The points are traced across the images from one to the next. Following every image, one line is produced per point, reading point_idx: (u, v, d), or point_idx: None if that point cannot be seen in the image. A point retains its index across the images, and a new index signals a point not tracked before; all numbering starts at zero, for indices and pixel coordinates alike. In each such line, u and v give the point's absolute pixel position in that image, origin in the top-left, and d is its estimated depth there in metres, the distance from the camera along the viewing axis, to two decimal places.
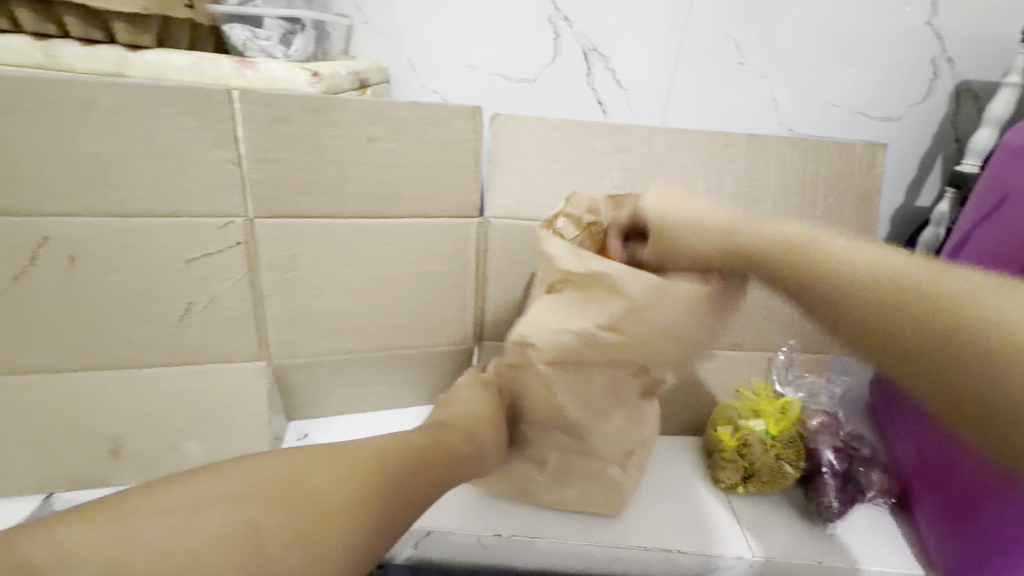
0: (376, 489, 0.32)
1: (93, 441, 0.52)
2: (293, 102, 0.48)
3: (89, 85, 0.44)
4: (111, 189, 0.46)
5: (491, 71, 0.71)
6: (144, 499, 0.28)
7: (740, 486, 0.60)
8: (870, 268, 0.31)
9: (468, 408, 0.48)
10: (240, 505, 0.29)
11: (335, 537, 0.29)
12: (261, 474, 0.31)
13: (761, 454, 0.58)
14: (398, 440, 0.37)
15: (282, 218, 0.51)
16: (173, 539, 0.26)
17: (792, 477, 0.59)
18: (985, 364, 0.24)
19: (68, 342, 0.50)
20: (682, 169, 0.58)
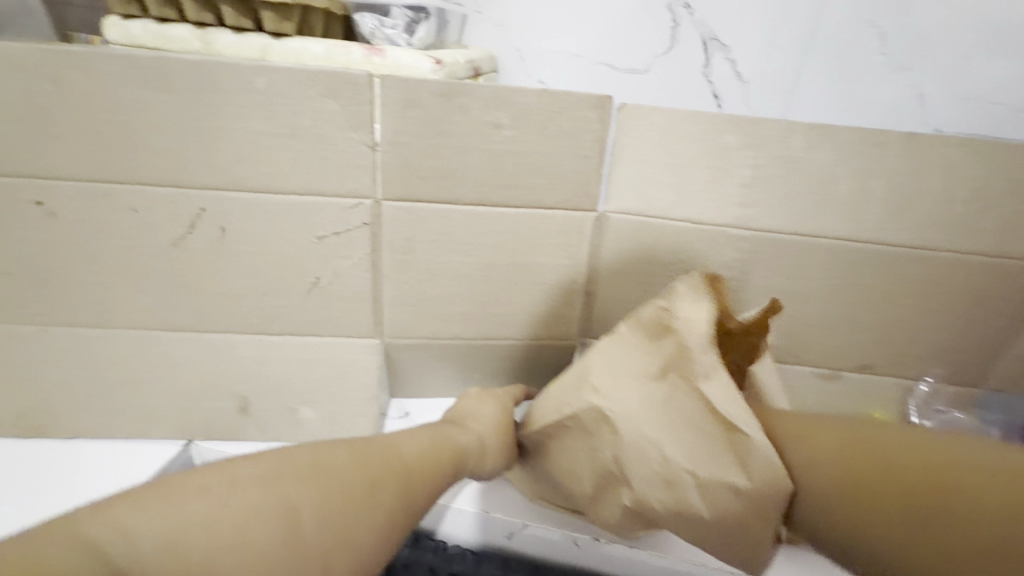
0: (391, 475, 0.36)
1: (226, 397, 0.57)
2: (426, 88, 0.48)
3: (247, 68, 0.47)
4: (259, 166, 0.50)
5: (599, 61, 0.69)
6: (179, 482, 0.29)
7: None
8: (886, 449, 0.40)
9: (475, 413, 0.51)
10: (275, 488, 0.31)
11: (360, 515, 0.33)
12: (288, 460, 0.33)
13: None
14: (405, 437, 0.41)
15: (406, 201, 0.52)
16: (224, 514, 0.28)
17: None
18: (993, 498, 0.35)
19: (211, 305, 0.54)
20: (824, 170, 0.52)
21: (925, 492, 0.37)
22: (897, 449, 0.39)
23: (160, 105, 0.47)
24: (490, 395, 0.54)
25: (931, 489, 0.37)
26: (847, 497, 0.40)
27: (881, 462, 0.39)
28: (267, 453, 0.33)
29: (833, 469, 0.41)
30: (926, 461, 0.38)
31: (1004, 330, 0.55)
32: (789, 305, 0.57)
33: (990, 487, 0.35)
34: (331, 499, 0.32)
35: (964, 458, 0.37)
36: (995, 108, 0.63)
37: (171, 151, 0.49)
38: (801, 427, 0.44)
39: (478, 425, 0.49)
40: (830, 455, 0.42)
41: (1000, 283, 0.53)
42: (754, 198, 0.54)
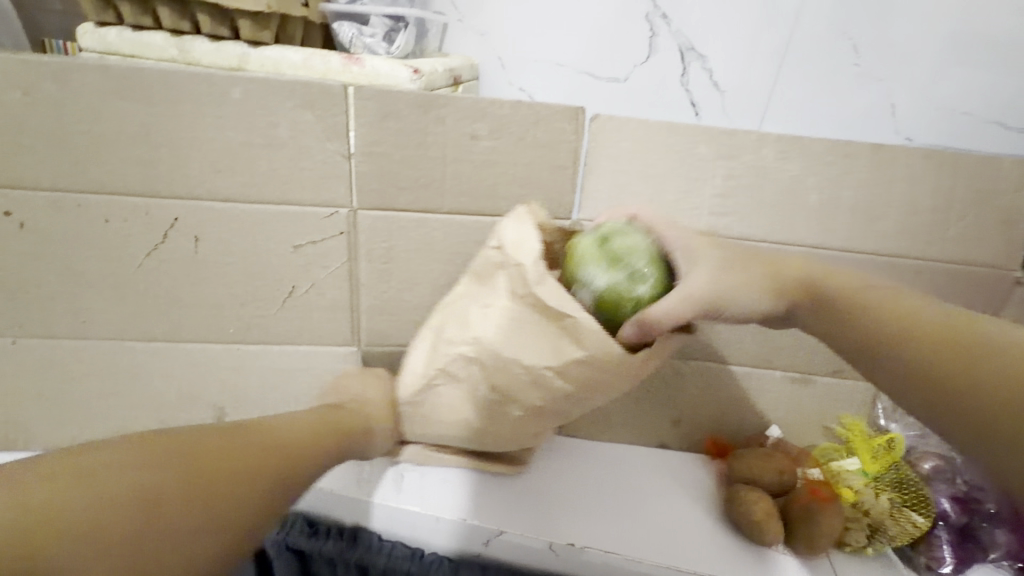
0: (262, 453, 0.39)
1: (202, 408, 0.56)
2: (403, 100, 0.49)
3: (223, 79, 0.47)
4: (235, 176, 0.50)
5: (581, 69, 0.70)
6: (70, 464, 0.32)
7: (866, 548, 0.54)
8: (998, 351, 0.36)
9: (355, 392, 0.52)
10: (117, 459, 0.34)
11: (225, 484, 0.36)
12: (137, 439, 0.36)
13: (871, 497, 0.54)
14: (291, 420, 0.44)
15: (383, 211, 0.52)
16: (80, 491, 0.31)
17: (925, 528, 0.53)
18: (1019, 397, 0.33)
19: (187, 315, 0.54)
20: (794, 179, 0.54)
21: (987, 396, 0.35)
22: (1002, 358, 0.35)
23: (134, 116, 0.47)
24: (370, 374, 0.54)
25: (994, 384, 0.35)
26: (901, 376, 0.39)
27: (979, 375, 0.35)
28: (158, 436, 0.36)
29: (907, 352, 0.39)
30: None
31: None
32: None
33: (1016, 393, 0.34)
34: (185, 471, 0.35)
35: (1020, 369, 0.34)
36: (960, 118, 0.66)
37: (145, 160, 0.48)
38: (879, 308, 0.42)
39: (356, 406, 0.50)
40: (909, 345, 0.39)
41: (964, 289, 0.55)
42: (727, 207, 0.55)
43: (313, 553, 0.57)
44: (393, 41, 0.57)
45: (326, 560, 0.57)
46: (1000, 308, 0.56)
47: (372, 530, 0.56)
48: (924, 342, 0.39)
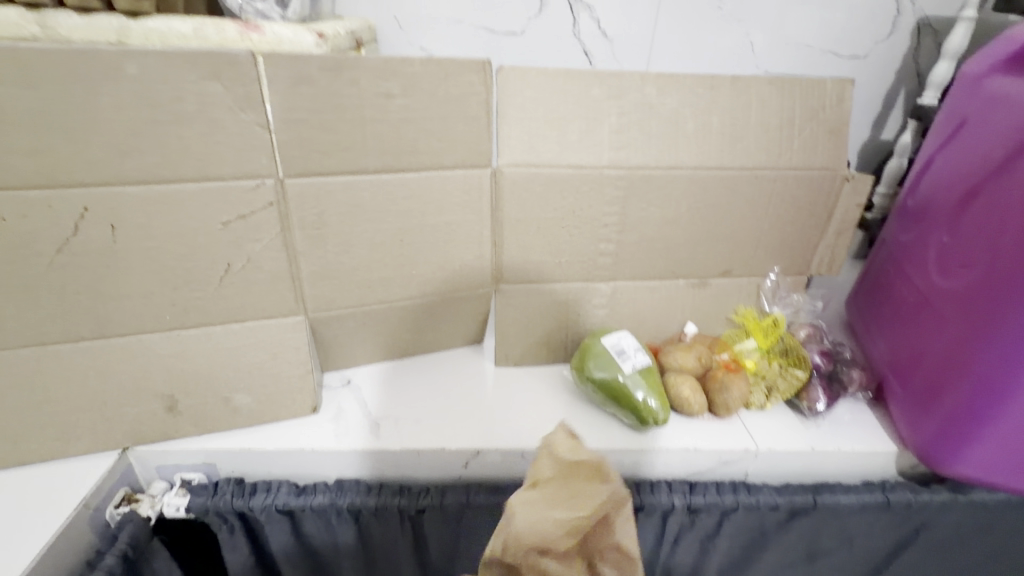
0: None
1: (150, 399, 0.55)
2: (314, 63, 0.50)
3: (115, 54, 0.44)
4: (146, 157, 0.48)
5: (480, 26, 0.73)
6: None
7: (766, 404, 0.67)
8: None
9: None
10: None
11: None
12: None
13: (767, 366, 0.67)
14: None
15: (309, 176, 0.53)
16: None
17: (805, 379, 0.66)
18: None
19: (115, 309, 0.52)
20: (673, 111, 0.63)
21: None
22: None
23: (12, 100, 0.43)
24: None
25: None
26: None
27: None
28: None
29: None
30: None
31: (816, 227, 0.71)
32: (662, 230, 0.67)
33: None
34: None
35: None
36: (802, 50, 0.78)
37: (36, 149, 0.45)
38: None
39: None
40: None
41: (811, 190, 0.68)
42: (622, 141, 0.63)
43: (302, 508, 0.58)
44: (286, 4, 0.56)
45: (315, 513, 0.59)
46: (838, 202, 0.69)
47: (356, 478, 0.60)
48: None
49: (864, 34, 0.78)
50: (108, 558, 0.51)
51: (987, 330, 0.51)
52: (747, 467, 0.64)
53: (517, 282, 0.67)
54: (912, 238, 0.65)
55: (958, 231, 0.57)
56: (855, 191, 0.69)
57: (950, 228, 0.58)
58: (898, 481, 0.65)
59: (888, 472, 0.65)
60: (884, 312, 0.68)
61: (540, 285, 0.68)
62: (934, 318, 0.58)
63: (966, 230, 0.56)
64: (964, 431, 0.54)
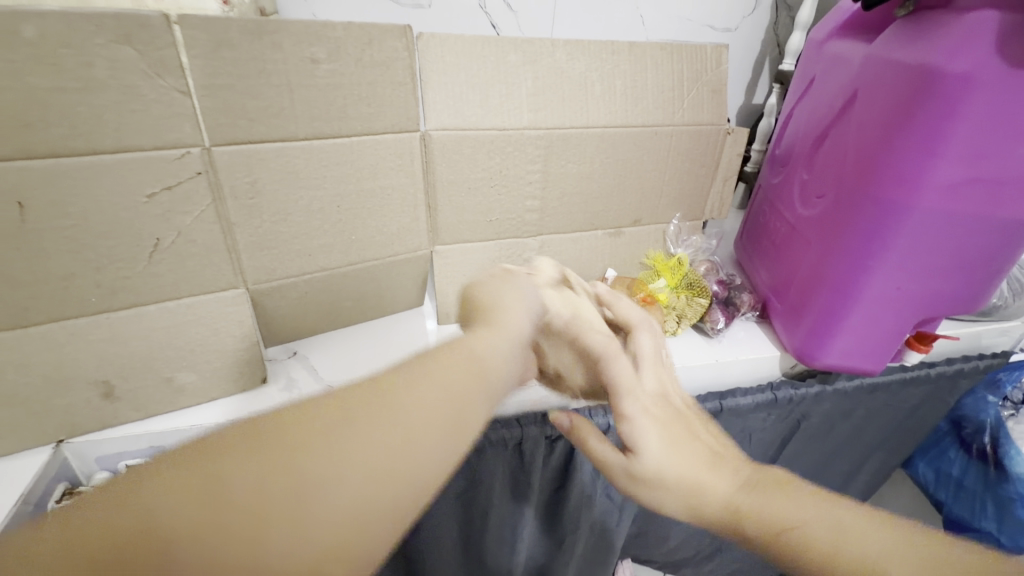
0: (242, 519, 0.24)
1: (83, 387, 0.53)
2: (234, 27, 0.49)
3: (6, 15, 0.40)
4: (53, 128, 0.45)
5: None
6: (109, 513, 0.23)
7: (677, 330, 0.77)
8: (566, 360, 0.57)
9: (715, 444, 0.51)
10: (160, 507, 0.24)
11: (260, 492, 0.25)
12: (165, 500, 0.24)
13: (675, 299, 0.77)
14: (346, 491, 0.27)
15: (238, 145, 0.53)
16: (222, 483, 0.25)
17: (707, 306, 0.77)
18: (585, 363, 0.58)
19: (30, 296, 0.48)
20: (581, 75, 0.69)
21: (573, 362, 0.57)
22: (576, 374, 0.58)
23: None
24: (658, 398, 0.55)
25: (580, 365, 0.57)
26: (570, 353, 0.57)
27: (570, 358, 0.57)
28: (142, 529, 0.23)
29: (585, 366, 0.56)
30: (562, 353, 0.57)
31: (707, 176, 0.82)
32: (580, 185, 0.74)
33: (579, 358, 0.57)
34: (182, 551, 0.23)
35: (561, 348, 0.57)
36: (684, 23, 0.88)
37: None
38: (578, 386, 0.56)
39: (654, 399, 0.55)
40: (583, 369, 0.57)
41: (701, 144, 0.78)
42: (539, 104, 0.68)
43: None
44: None
45: None
46: (722, 152, 0.81)
47: None
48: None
49: (734, 8, 0.89)
50: None
51: (840, 241, 0.63)
52: None
53: (451, 242, 0.71)
54: (781, 178, 0.78)
55: (814, 167, 0.70)
56: (735, 143, 0.80)
57: (808, 165, 0.71)
58: (782, 381, 0.78)
59: (774, 374, 0.79)
60: (764, 244, 0.81)
61: (473, 242, 0.73)
62: (801, 241, 0.71)
63: (820, 165, 0.68)
64: (827, 327, 0.67)
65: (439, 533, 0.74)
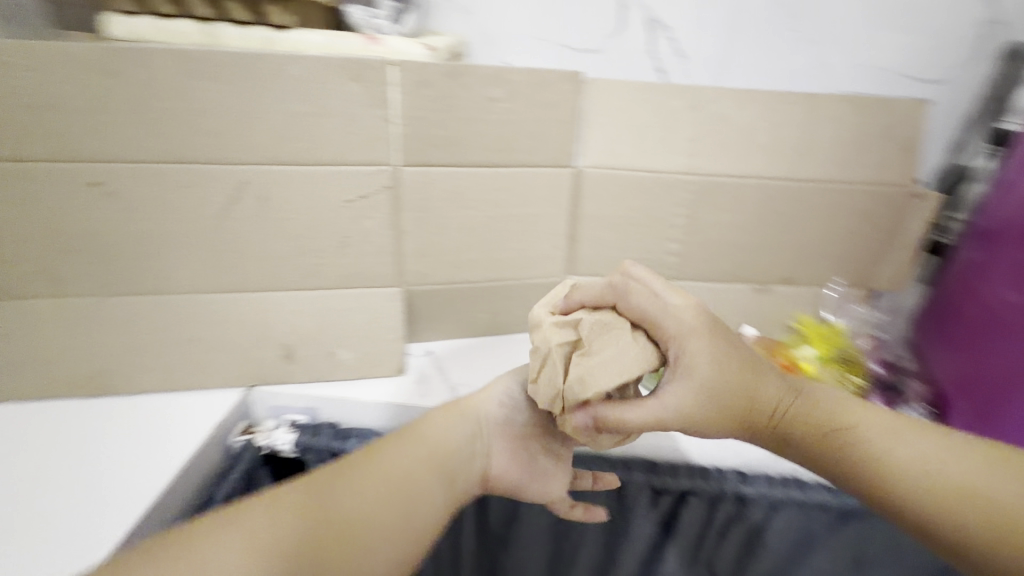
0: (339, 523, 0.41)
1: (272, 346, 0.65)
2: (435, 69, 0.59)
3: (283, 59, 0.56)
4: (295, 141, 0.58)
5: (563, 43, 0.81)
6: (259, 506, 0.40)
7: None
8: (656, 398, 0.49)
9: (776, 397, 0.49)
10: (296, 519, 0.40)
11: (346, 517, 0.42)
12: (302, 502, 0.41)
13: (825, 372, 0.69)
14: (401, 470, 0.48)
15: (420, 166, 0.63)
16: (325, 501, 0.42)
17: (862, 387, 0.68)
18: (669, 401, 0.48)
19: (254, 266, 0.63)
20: (745, 124, 0.68)
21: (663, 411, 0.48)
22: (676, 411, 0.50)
23: (208, 95, 0.55)
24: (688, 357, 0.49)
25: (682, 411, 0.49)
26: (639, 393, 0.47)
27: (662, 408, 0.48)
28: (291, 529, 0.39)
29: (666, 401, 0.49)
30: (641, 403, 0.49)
31: (880, 240, 0.74)
32: (728, 234, 0.72)
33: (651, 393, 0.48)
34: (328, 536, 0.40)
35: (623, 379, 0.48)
36: (881, 72, 0.81)
37: (218, 130, 0.56)
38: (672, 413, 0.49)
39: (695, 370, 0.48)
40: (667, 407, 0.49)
41: (876, 204, 0.71)
42: (695, 149, 0.68)
43: None
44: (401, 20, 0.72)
45: None
46: (906, 216, 0.72)
47: None
48: (913, 490, 0.44)
49: (944, 59, 0.80)
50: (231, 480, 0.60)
51: None
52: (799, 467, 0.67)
53: (587, 273, 0.74)
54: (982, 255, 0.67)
55: None
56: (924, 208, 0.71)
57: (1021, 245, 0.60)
58: None
59: None
60: (949, 328, 0.70)
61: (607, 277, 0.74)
62: (1001, 330, 0.60)
63: None
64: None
65: (524, 552, 0.73)
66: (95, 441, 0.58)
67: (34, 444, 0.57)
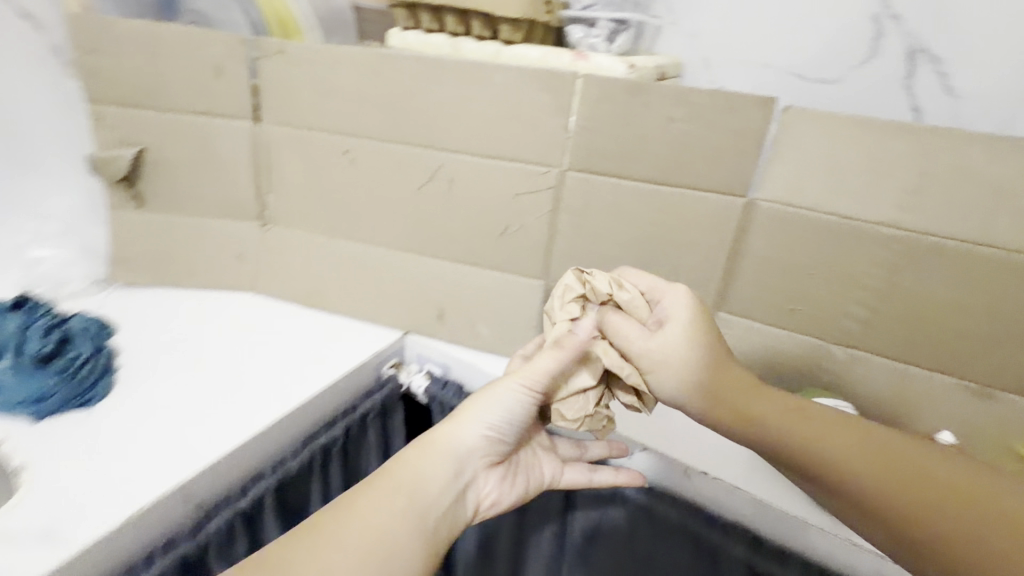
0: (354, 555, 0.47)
1: (430, 305, 0.77)
2: (619, 85, 0.61)
3: (490, 67, 0.65)
4: (485, 137, 0.68)
5: (791, 71, 0.75)
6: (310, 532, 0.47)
7: None
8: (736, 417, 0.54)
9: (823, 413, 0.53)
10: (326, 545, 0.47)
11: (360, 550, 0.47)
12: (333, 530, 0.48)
13: None
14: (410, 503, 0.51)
15: (586, 173, 0.66)
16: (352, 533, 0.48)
17: None
18: (758, 422, 0.53)
19: (431, 236, 0.74)
20: (1001, 179, 0.53)
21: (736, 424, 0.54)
22: (763, 418, 0.53)
23: (430, 92, 0.68)
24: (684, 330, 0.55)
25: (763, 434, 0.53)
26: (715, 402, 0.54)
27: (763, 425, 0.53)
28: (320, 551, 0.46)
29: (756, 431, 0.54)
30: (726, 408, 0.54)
31: None
32: (938, 311, 0.58)
33: (748, 416, 0.54)
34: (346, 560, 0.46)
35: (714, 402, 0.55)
36: None
37: (430, 122, 0.69)
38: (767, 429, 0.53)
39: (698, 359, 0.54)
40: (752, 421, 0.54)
41: None
42: (914, 201, 0.56)
43: None
44: (614, 40, 0.77)
45: None
46: None
47: None
48: (923, 503, 0.46)
49: None
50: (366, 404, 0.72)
51: None
52: None
53: (743, 315, 0.67)
54: None
55: None
56: None
57: None
58: None
59: None
60: None
61: (763, 325, 0.66)
62: None
63: None
64: None
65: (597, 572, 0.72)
66: (252, 363, 0.70)
67: (157, 378, 0.66)
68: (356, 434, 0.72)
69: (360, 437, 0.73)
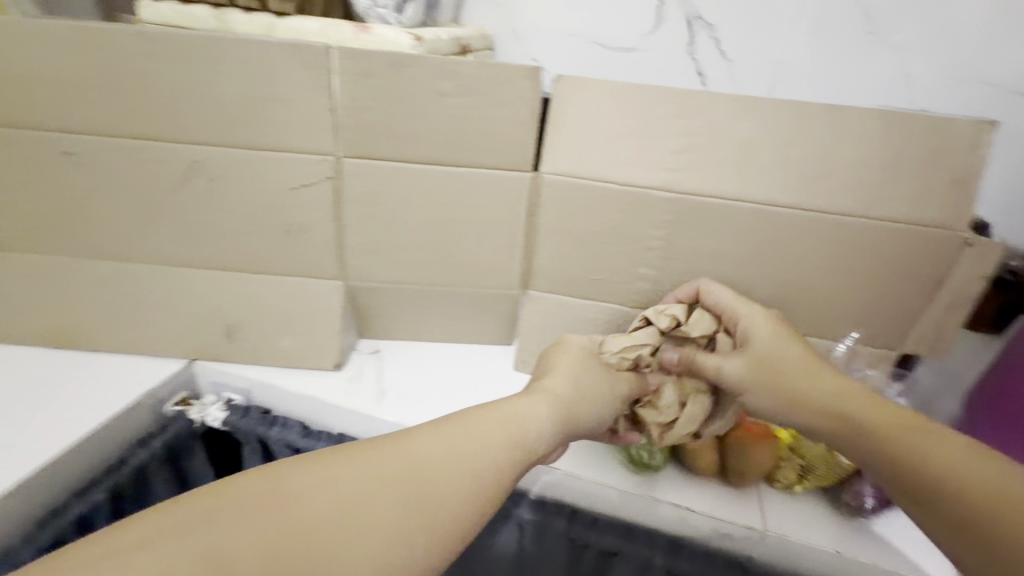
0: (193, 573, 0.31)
1: (216, 324, 0.66)
2: (380, 59, 0.55)
3: (229, 41, 0.55)
4: (240, 125, 0.58)
5: (593, 40, 0.75)
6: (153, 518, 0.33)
7: (797, 486, 0.58)
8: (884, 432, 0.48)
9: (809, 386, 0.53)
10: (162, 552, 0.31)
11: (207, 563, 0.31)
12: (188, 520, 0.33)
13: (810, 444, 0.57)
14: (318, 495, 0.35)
15: (363, 158, 0.60)
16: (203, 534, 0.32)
17: (853, 472, 0.56)
18: (933, 447, 0.45)
19: (203, 244, 0.64)
20: (744, 137, 0.58)
21: (916, 475, 0.44)
22: (881, 426, 0.48)
23: (161, 74, 0.56)
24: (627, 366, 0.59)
25: (954, 479, 0.42)
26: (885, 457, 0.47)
27: (921, 455, 0.45)
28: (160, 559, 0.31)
29: (910, 466, 0.45)
30: (896, 446, 0.46)
31: (916, 297, 0.60)
32: (714, 265, 0.62)
33: (905, 447, 0.46)
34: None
35: (867, 422, 0.49)
36: (977, 86, 0.67)
37: (166, 108, 0.58)
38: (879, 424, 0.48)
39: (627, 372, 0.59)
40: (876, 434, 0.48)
41: (912, 250, 0.58)
42: (678, 163, 0.59)
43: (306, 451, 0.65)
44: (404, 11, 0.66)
45: None
46: (953, 269, 0.57)
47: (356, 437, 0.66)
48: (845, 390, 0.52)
49: None
50: (140, 455, 0.62)
51: None
52: (751, 550, 0.56)
53: (550, 290, 0.67)
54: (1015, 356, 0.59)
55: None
56: (979, 260, 0.56)
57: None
58: None
59: None
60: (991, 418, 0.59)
61: (570, 298, 0.67)
62: None
63: None
64: None
65: None
66: None
67: None
68: (132, 490, 0.62)
69: (144, 485, 0.64)
